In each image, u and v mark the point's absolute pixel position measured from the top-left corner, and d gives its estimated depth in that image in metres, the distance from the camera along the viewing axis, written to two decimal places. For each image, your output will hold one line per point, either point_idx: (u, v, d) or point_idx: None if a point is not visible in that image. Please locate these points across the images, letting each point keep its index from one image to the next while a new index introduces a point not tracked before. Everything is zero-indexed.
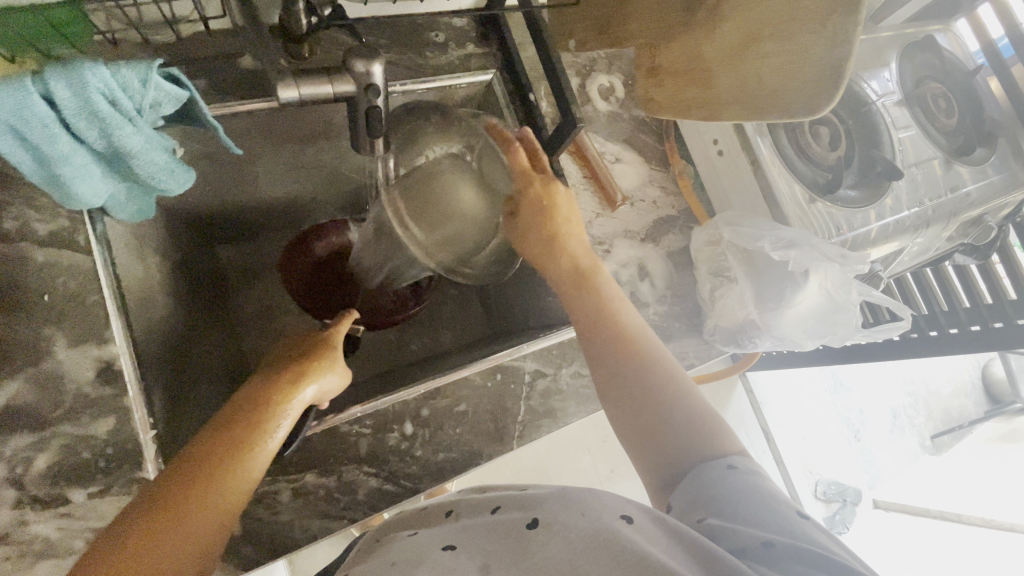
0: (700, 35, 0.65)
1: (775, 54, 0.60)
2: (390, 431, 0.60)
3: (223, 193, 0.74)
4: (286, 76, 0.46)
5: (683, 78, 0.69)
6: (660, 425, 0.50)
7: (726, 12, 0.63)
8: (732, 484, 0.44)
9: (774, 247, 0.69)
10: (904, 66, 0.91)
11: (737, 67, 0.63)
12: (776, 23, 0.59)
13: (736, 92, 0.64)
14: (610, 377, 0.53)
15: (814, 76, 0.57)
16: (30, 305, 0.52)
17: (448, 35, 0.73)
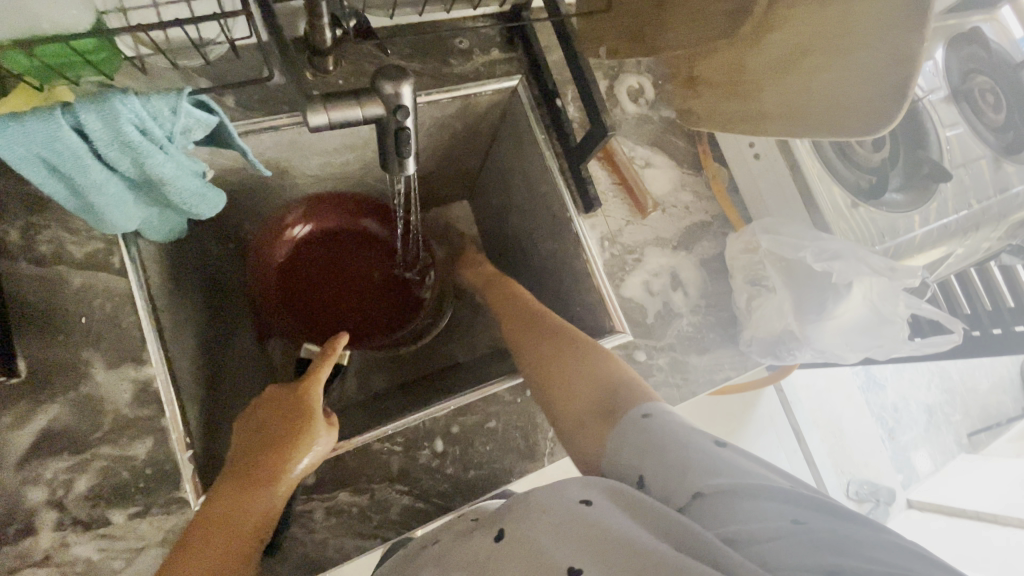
0: (745, 46, 0.62)
1: (828, 69, 0.56)
2: (421, 449, 0.60)
3: (251, 206, 0.74)
4: (314, 100, 0.46)
5: (724, 90, 0.66)
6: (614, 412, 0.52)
7: (775, 22, 0.59)
8: (663, 442, 0.45)
9: (816, 258, 0.67)
10: (950, 59, 0.86)
11: (782, 84, 0.59)
12: (827, 36, 0.55)
13: (781, 108, 0.60)
14: (576, 390, 0.56)
15: (869, 91, 0.52)
16: (68, 329, 0.53)
17: (472, 41, 0.71)
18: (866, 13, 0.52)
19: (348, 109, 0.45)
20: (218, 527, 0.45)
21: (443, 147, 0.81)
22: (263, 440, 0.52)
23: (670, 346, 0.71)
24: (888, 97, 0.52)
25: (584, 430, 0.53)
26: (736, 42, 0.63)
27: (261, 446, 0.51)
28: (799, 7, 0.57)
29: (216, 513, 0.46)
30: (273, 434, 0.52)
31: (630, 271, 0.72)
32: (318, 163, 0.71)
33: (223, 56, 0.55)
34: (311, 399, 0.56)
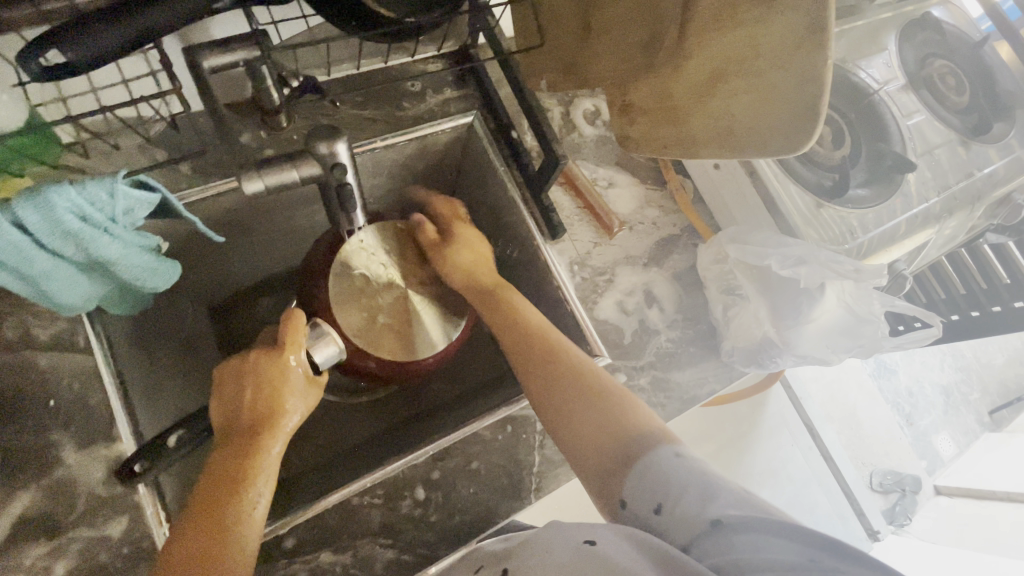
0: (668, 76, 0.57)
1: (746, 91, 0.50)
2: (402, 499, 0.58)
3: (222, 262, 0.75)
4: (247, 167, 0.45)
5: (657, 117, 0.60)
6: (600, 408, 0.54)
7: (692, 49, 0.54)
8: (679, 468, 0.47)
9: (782, 264, 0.66)
10: (906, 47, 0.86)
11: (707, 109, 0.53)
12: (739, 59, 0.50)
13: (711, 132, 0.54)
14: (571, 411, 0.55)
15: (786, 113, 0.47)
16: (37, 413, 0.53)
17: (424, 83, 0.72)
18: (770, 43, 0.47)
19: (281, 171, 0.45)
20: (252, 542, 0.45)
21: (406, 188, 0.81)
22: (265, 462, 0.49)
23: (651, 364, 0.71)
24: (803, 116, 0.46)
25: (584, 449, 0.53)
26: (659, 71, 0.58)
27: (267, 465, 0.49)
28: (715, 30, 0.52)
29: (250, 534, 0.45)
30: (271, 449, 0.51)
31: (602, 292, 0.72)
32: (282, 217, 0.72)
33: (166, 130, 0.56)
34: (279, 415, 0.53)
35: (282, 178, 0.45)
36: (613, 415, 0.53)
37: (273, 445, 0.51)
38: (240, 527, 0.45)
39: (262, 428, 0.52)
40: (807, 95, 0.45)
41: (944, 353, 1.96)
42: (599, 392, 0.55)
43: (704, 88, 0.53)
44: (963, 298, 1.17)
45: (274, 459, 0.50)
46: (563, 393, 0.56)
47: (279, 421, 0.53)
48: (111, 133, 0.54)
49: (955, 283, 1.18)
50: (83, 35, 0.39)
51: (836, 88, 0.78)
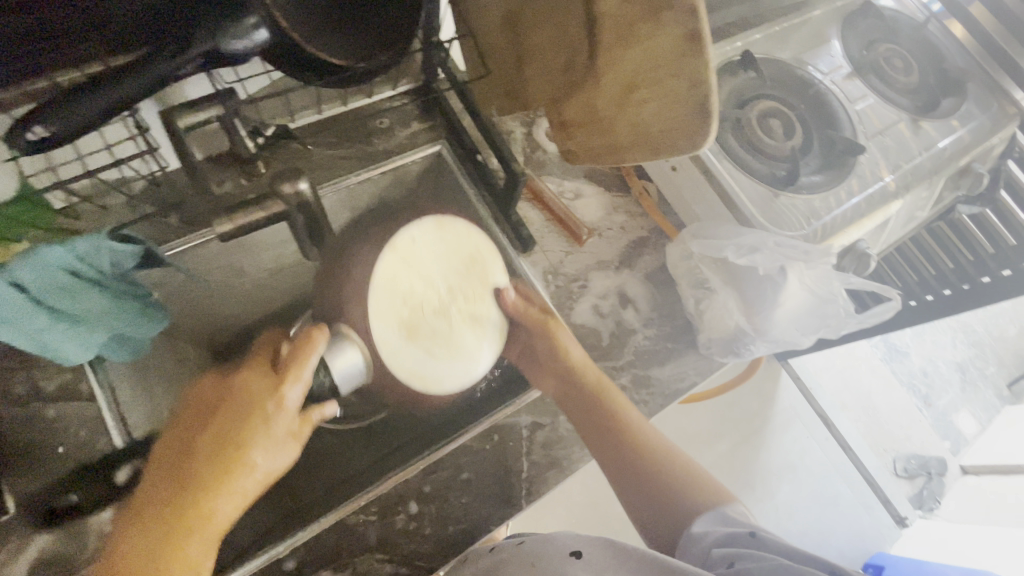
0: (585, 89, 0.52)
1: (657, 98, 0.46)
2: (396, 513, 0.61)
3: (220, 304, 0.80)
4: (218, 215, 0.49)
5: (583, 130, 0.55)
6: (669, 485, 0.62)
7: (604, 62, 0.48)
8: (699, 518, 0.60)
9: (738, 254, 0.68)
10: (850, 36, 0.90)
11: (626, 116, 0.49)
12: (648, 66, 0.45)
13: (634, 140, 0.50)
14: (643, 490, 0.62)
15: (690, 111, 0.44)
16: (47, 459, 0.57)
17: (392, 119, 0.78)
18: (665, 52, 0.43)
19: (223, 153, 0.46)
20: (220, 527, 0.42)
21: None
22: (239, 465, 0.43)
23: (631, 363, 0.73)
24: (703, 115, 0.44)
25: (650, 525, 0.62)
26: (578, 79, 0.52)
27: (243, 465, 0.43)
28: (614, 38, 0.46)
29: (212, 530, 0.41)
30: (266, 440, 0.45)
31: (578, 298, 0.75)
32: (271, 256, 0.77)
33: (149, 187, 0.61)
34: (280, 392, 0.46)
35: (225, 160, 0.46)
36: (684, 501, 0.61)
37: (269, 446, 0.44)
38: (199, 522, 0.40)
39: (247, 429, 0.44)
40: (701, 94, 0.43)
41: (954, 329, 1.95)
42: (666, 470, 0.63)
43: (619, 99, 0.49)
44: (952, 271, 1.15)
45: (266, 465, 0.44)
46: (632, 469, 0.62)
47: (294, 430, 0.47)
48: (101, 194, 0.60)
49: (943, 259, 1.17)
50: (65, 109, 0.44)
51: (784, 82, 0.82)
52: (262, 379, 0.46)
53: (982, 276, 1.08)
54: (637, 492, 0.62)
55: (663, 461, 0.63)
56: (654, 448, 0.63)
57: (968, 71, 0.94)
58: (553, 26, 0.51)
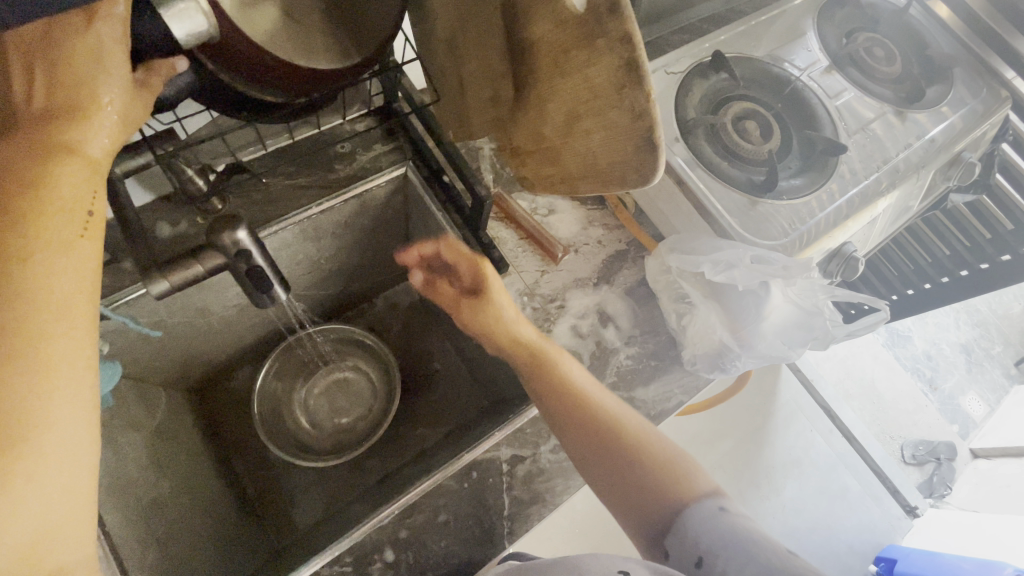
0: (533, 117, 0.50)
1: (598, 130, 0.43)
2: (372, 563, 0.58)
3: (187, 344, 0.78)
4: (150, 271, 0.47)
5: (540, 157, 0.54)
6: (643, 462, 0.59)
7: (546, 90, 0.46)
8: (712, 521, 0.54)
9: (715, 270, 0.66)
10: (827, 27, 0.86)
11: (573, 145, 0.47)
12: (584, 97, 0.42)
13: (585, 168, 0.48)
14: (616, 469, 0.59)
15: (631, 145, 0.41)
16: None
17: (353, 143, 0.75)
18: (597, 85, 0.40)
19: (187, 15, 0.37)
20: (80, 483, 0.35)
21: (356, 243, 0.84)
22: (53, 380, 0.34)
23: (613, 385, 0.70)
24: (644, 148, 0.40)
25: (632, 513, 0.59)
26: (525, 106, 0.50)
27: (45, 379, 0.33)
28: (552, 68, 0.43)
29: (53, 500, 0.33)
30: (53, 300, 0.34)
31: (556, 319, 0.72)
32: (235, 293, 0.74)
33: None
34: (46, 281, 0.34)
35: (191, 27, 0.38)
36: (662, 478, 0.58)
37: (69, 163, 0.37)
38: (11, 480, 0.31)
39: (75, 108, 0.37)
40: (643, 127, 0.39)
41: (957, 310, 1.93)
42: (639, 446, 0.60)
43: (564, 128, 0.47)
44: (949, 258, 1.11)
45: (56, 248, 0.35)
46: (599, 449, 0.59)
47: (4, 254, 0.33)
48: None
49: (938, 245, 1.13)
50: None
51: (758, 81, 0.79)
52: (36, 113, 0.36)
53: (981, 262, 1.04)
54: (612, 475, 0.59)
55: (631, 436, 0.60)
56: (619, 423, 0.61)
57: (953, 54, 0.91)
58: (485, 56, 0.46)
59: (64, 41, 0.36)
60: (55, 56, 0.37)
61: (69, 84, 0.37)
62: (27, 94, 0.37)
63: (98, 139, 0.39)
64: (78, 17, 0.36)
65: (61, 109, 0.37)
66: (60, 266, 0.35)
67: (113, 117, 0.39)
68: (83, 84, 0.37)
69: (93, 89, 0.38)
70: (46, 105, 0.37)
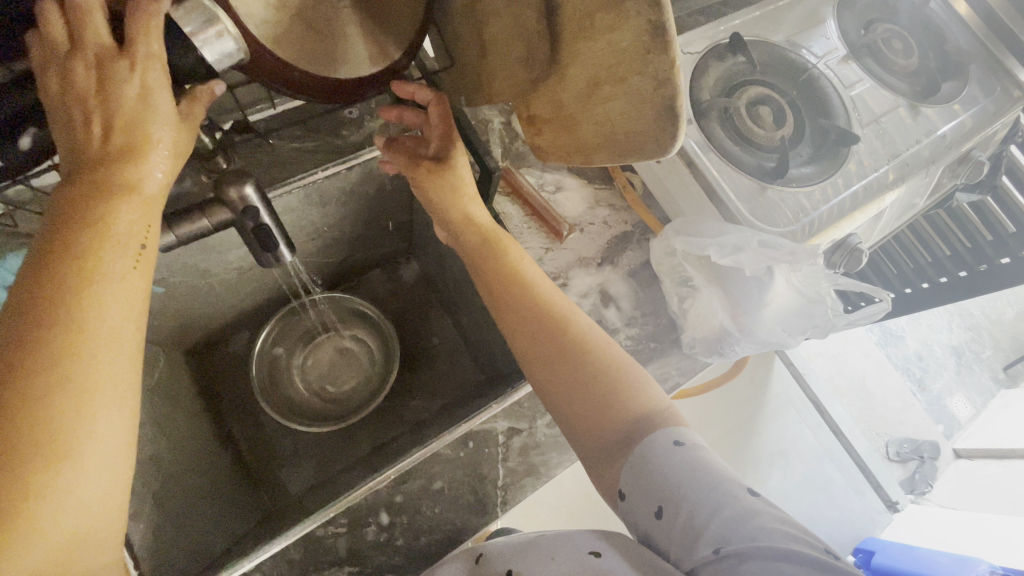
0: (550, 84, 0.49)
1: (617, 100, 0.43)
2: (366, 525, 0.59)
3: (186, 305, 0.77)
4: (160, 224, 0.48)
5: (551, 127, 0.53)
6: (597, 383, 0.55)
7: (566, 55, 0.45)
8: (674, 458, 0.48)
9: (721, 254, 0.66)
10: (847, 16, 0.85)
11: (590, 115, 0.46)
12: (605, 63, 0.41)
13: (601, 139, 0.48)
14: (568, 388, 0.56)
15: (653, 114, 0.40)
16: None
17: (362, 110, 0.75)
18: (621, 48, 0.39)
19: (218, 38, 0.42)
20: (112, 498, 0.35)
21: (360, 211, 0.83)
22: (96, 402, 0.34)
23: None
24: (664, 118, 0.40)
25: (580, 436, 0.55)
26: (542, 72, 0.49)
27: (96, 399, 0.34)
28: (575, 30, 0.43)
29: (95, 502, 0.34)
30: (102, 328, 0.35)
31: None
32: (236, 255, 0.74)
33: None
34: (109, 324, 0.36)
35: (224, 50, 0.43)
36: (615, 403, 0.54)
37: (128, 202, 0.39)
38: (48, 490, 0.32)
39: (135, 145, 0.39)
40: (666, 93, 0.38)
41: (951, 313, 1.94)
42: (597, 367, 0.56)
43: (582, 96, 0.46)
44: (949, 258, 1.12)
45: (112, 281, 0.37)
46: (552, 363, 0.57)
47: (66, 288, 0.35)
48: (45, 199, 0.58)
49: (939, 245, 1.13)
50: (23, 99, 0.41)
51: (775, 67, 0.78)
52: (93, 170, 0.38)
53: (980, 263, 1.04)
54: (562, 390, 0.56)
55: (590, 356, 0.56)
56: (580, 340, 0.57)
57: (971, 52, 0.90)
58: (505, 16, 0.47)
59: (118, 89, 0.39)
60: (114, 106, 0.39)
61: (131, 129, 0.39)
62: (90, 141, 0.39)
63: (154, 176, 0.40)
64: (126, 62, 0.39)
65: (120, 152, 0.39)
66: (109, 294, 0.36)
67: (171, 158, 0.42)
68: (139, 124, 0.40)
69: (146, 129, 0.40)
70: (105, 147, 0.39)
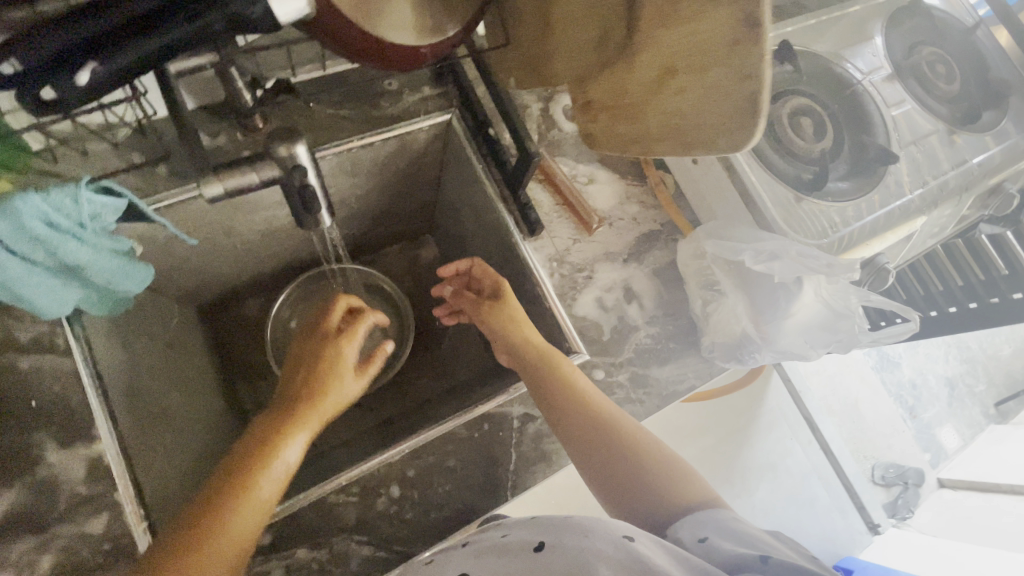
0: (622, 68, 0.50)
1: (689, 89, 0.44)
2: (378, 496, 0.59)
3: (207, 262, 0.77)
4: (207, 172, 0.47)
5: (614, 111, 0.54)
6: (642, 471, 0.57)
7: (646, 36, 0.46)
8: (726, 514, 0.53)
9: (755, 260, 0.65)
10: (893, 36, 0.85)
11: (659, 100, 0.47)
12: (688, 49, 0.43)
13: (665, 128, 0.49)
14: (613, 473, 0.58)
15: (722, 111, 0.41)
16: (18, 412, 0.55)
17: (402, 82, 0.74)
18: (709, 36, 0.40)
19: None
20: None
21: (389, 184, 0.83)
22: None
23: (630, 360, 0.71)
24: (735, 111, 0.41)
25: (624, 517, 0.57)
26: (616, 55, 0.50)
27: None
28: (664, 18, 0.44)
29: None
30: None
31: (582, 289, 0.72)
32: (263, 216, 0.73)
33: (139, 133, 0.59)
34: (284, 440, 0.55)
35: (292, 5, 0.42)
36: (661, 491, 0.57)
37: None
38: None
39: None
40: (746, 85, 0.39)
41: (948, 344, 1.95)
42: (640, 454, 0.58)
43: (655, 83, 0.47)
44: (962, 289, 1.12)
45: None
46: (597, 449, 0.58)
47: None
48: (82, 139, 0.57)
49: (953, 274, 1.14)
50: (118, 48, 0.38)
51: (819, 80, 0.78)
52: None
53: (992, 297, 1.05)
54: (606, 477, 0.58)
55: (633, 444, 0.59)
56: (621, 426, 0.60)
57: (1011, 84, 0.90)
58: None
59: None
60: None
61: None
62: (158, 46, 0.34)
63: None
64: None
65: None
66: None
67: None
68: None
69: None
70: None
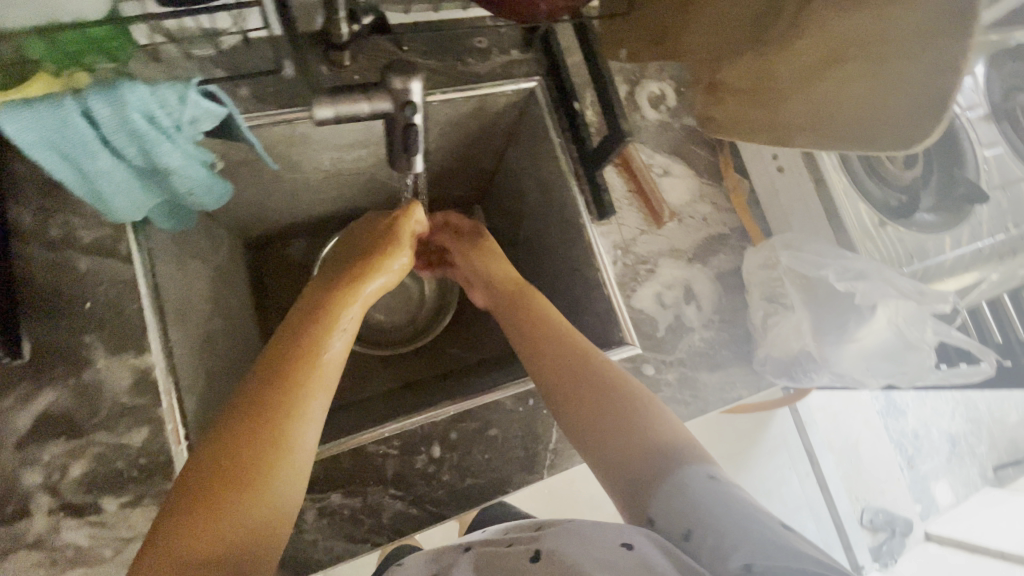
0: (772, 51, 0.56)
1: (859, 76, 0.50)
2: (417, 454, 0.58)
3: (264, 193, 0.75)
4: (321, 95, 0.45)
5: (745, 96, 0.61)
6: (639, 437, 0.50)
7: (801, 27, 0.53)
8: (716, 492, 0.44)
9: (839, 277, 0.66)
10: (993, 75, 0.82)
11: (807, 92, 0.54)
12: (854, 45, 0.50)
13: (805, 118, 0.56)
14: (610, 441, 0.51)
15: (911, 102, 0.47)
16: (71, 312, 0.54)
17: (492, 40, 0.71)
18: (904, 25, 0.46)
19: None
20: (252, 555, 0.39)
21: (456, 145, 0.80)
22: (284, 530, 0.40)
23: (681, 361, 0.69)
24: (927, 112, 0.46)
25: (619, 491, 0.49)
26: (763, 44, 0.57)
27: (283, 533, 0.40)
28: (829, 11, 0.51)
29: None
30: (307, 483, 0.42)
31: (643, 281, 0.70)
32: (331, 157, 0.72)
33: (234, 47, 0.58)
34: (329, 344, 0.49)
35: None
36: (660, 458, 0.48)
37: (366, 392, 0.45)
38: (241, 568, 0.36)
39: None
40: (940, 83, 0.44)
41: (957, 401, 1.91)
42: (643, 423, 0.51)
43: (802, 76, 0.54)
44: None
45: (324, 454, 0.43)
46: (595, 411, 0.52)
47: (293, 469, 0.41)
48: (182, 40, 0.56)
49: None
50: None
51: None
52: None
53: None
54: (599, 443, 0.51)
55: (636, 409, 0.52)
56: (626, 393, 0.53)
57: None
58: None
59: None
60: None
61: None
62: None
63: None
64: None
65: None
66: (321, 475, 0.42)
67: None
68: None
69: None
70: None
